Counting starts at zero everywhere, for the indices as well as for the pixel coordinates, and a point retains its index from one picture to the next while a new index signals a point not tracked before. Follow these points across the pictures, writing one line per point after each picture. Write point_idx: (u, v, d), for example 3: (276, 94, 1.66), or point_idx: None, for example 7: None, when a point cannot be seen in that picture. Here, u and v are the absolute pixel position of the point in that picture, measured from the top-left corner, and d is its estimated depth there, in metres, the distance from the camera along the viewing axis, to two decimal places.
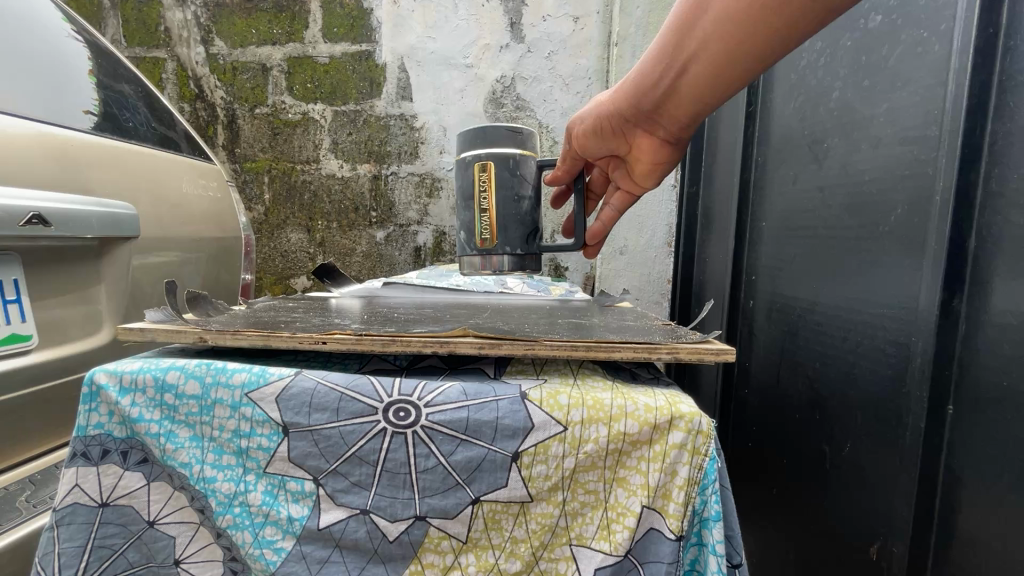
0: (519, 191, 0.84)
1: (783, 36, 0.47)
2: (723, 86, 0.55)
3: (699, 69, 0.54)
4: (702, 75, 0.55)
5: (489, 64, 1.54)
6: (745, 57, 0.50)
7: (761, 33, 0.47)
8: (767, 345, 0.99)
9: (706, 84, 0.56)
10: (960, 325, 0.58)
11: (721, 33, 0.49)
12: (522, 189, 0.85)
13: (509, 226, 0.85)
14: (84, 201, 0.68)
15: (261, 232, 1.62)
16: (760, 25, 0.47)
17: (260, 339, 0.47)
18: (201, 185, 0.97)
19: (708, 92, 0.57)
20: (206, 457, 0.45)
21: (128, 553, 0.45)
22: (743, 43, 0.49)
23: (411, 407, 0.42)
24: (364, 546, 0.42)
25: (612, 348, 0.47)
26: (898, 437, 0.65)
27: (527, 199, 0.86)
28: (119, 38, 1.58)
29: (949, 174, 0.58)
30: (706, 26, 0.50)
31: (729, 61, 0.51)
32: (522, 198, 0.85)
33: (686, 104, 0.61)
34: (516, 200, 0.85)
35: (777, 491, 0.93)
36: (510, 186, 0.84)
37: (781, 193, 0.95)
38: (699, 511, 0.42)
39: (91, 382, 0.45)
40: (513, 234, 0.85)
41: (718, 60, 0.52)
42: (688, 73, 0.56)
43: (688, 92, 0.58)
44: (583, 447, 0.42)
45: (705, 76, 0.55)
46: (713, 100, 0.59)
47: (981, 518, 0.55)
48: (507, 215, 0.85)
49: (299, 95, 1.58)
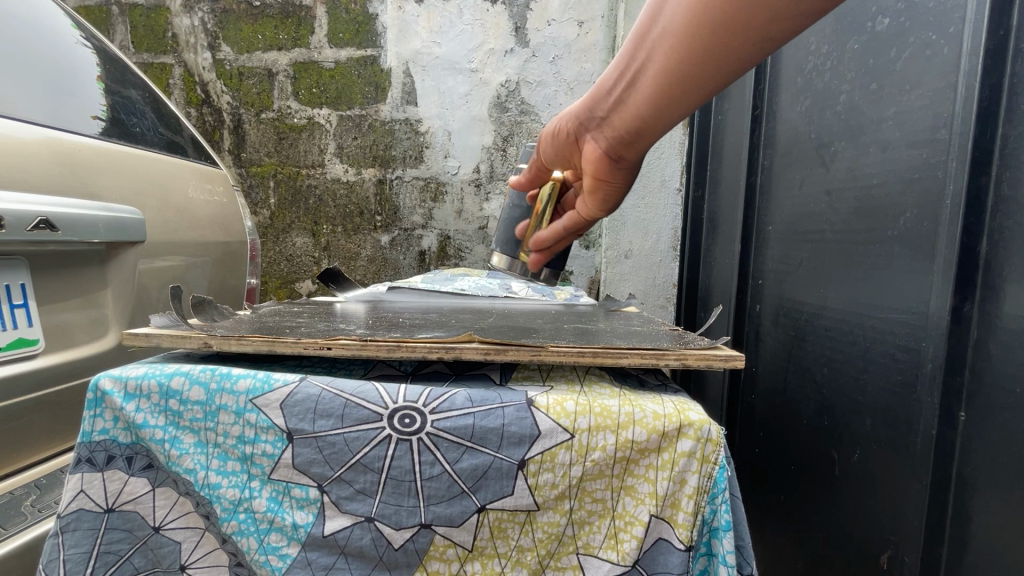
0: (515, 204, 0.77)
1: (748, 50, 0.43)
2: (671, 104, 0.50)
3: (650, 79, 0.49)
4: (652, 87, 0.49)
5: (494, 68, 1.55)
6: (695, 67, 0.45)
7: (712, 42, 0.43)
8: (774, 350, 0.98)
9: (655, 97, 0.50)
10: (972, 330, 0.57)
11: (671, 41, 0.45)
12: (518, 202, 0.77)
13: (501, 232, 0.79)
14: (92, 207, 0.68)
15: (266, 236, 1.62)
16: (707, 32, 0.42)
17: (265, 345, 0.47)
18: (207, 190, 0.97)
19: (656, 112, 0.51)
20: (211, 462, 0.45)
21: (134, 558, 0.45)
22: (691, 54, 0.44)
23: (416, 414, 0.41)
24: (368, 554, 0.42)
25: (619, 354, 0.46)
26: (909, 444, 0.64)
27: (521, 211, 0.76)
28: (128, 44, 1.60)
29: (959, 178, 0.57)
30: (661, 32, 0.46)
31: (678, 73, 0.47)
32: (517, 209, 0.77)
33: (632, 122, 0.53)
34: (512, 207, 0.78)
35: (785, 498, 0.93)
36: (512, 198, 0.78)
37: (788, 197, 0.95)
38: (709, 520, 0.41)
39: (97, 388, 0.45)
40: (500, 239, 0.78)
41: (668, 69, 0.47)
42: (640, 82, 0.51)
43: (637, 105, 0.52)
44: (591, 455, 0.41)
45: (655, 87, 0.49)
46: (658, 122, 0.53)
47: (994, 528, 0.54)
48: (507, 220, 0.79)
49: (304, 99, 1.59)
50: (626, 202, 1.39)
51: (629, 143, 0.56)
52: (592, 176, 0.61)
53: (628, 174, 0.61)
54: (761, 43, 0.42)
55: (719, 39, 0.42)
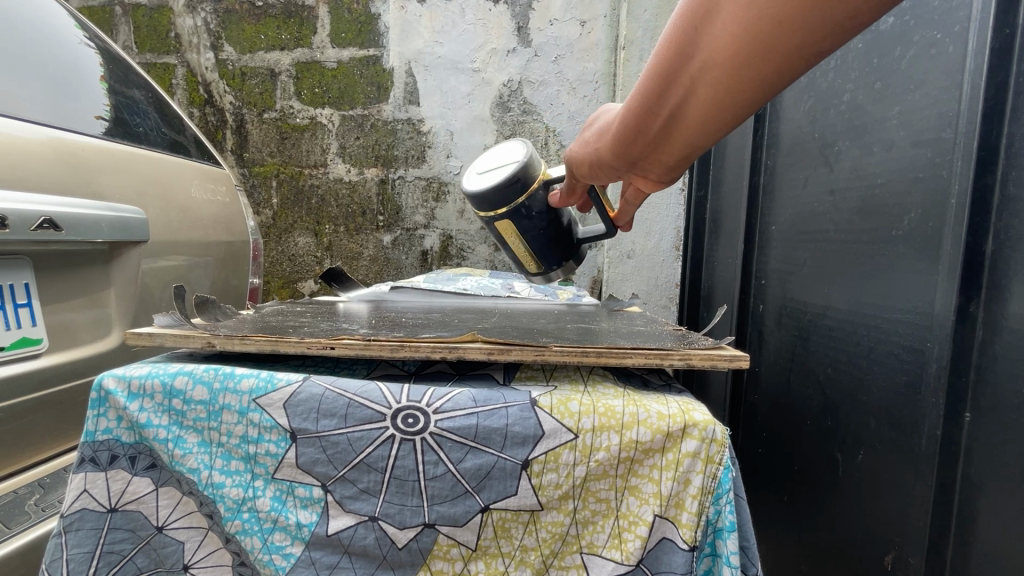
0: (540, 226, 0.76)
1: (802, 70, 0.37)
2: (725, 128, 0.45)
3: (693, 116, 0.44)
4: (698, 125, 0.45)
5: (496, 68, 1.55)
6: (748, 95, 0.40)
7: (767, 69, 0.37)
8: (777, 350, 0.98)
9: (702, 130, 0.45)
10: (977, 331, 0.57)
11: (714, 78, 0.40)
12: (544, 223, 0.76)
13: (546, 254, 0.79)
14: (95, 206, 0.68)
15: (269, 236, 1.63)
16: (758, 65, 0.37)
17: (268, 344, 0.47)
18: (209, 189, 0.97)
19: (709, 136, 0.46)
20: (214, 462, 0.45)
21: (137, 558, 0.45)
22: (744, 83, 0.39)
23: (420, 413, 0.41)
24: (372, 553, 0.42)
25: (623, 353, 0.46)
26: (914, 444, 0.64)
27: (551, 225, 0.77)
28: (131, 45, 1.60)
29: (965, 178, 0.57)
30: (699, 66, 0.40)
31: (726, 108, 0.42)
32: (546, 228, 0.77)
33: (682, 151, 0.50)
34: (540, 234, 0.77)
35: (788, 498, 0.92)
36: (530, 228, 0.76)
37: (792, 197, 0.94)
38: (713, 520, 0.41)
39: (100, 388, 0.45)
40: (552, 256, 0.80)
41: (713, 107, 0.42)
42: (683, 117, 0.45)
43: (684, 139, 0.48)
44: (595, 455, 0.41)
45: (700, 123, 0.44)
46: (713, 142, 0.48)
47: (999, 530, 0.54)
48: (541, 247, 0.78)
49: (307, 99, 1.59)
50: None
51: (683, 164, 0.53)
52: (654, 190, 0.60)
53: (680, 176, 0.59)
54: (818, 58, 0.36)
55: (773, 65, 0.37)
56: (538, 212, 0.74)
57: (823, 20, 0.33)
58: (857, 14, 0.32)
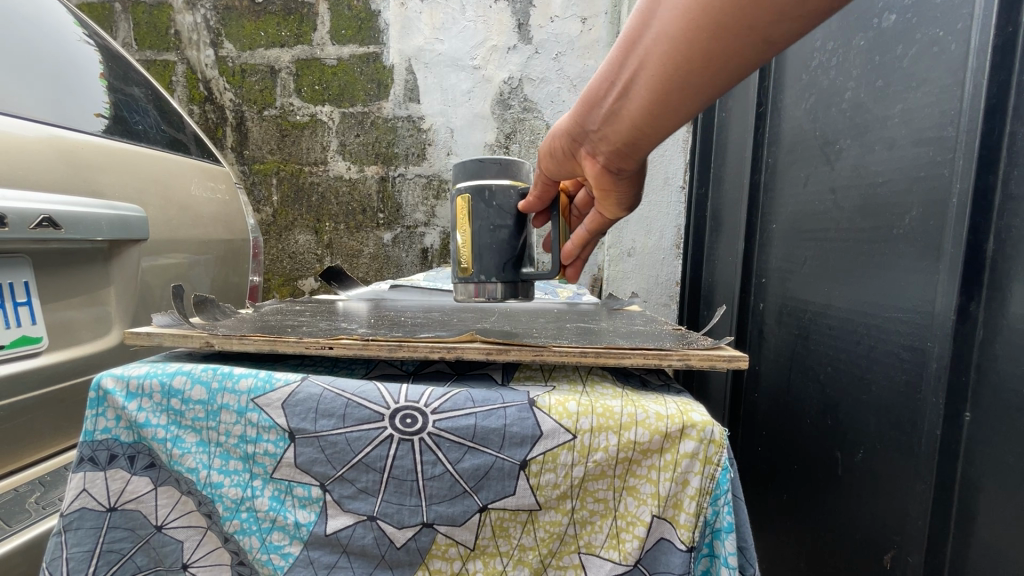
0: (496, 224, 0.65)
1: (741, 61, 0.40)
2: (663, 116, 0.48)
3: (642, 91, 0.47)
4: (643, 102, 0.47)
5: (496, 65, 1.54)
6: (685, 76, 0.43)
7: (701, 55, 0.41)
8: (777, 349, 0.98)
9: (649, 110, 0.48)
10: (978, 330, 0.57)
11: (661, 50, 0.43)
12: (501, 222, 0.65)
13: (485, 257, 0.66)
14: (94, 205, 0.68)
15: (269, 233, 1.62)
16: (699, 45, 0.40)
17: (266, 345, 0.47)
18: (209, 187, 0.97)
19: (651, 123, 0.49)
20: (212, 462, 0.45)
21: (137, 557, 0.45)
22: (687, 60, 0.42)
23: (418, 413, 0.41)
24: (370, 553, 0.42)
25: (622, 354, 0.46)
26: (914, 443, 0.64)
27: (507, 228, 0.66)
28: (130, 42, 1.60)
29: (966, 177, 0.57)
30: (650, 40, 0.44)
31: (669, 85, 0.44)
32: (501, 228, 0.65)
33: (626, 134, 0.52)
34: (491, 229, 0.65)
35: (787, 496, 0.93)
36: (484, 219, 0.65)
37: (792, 195, 0.94)
38: (710, 521, 0.41)
39: (99, 387, 0.44)
40: (489, 263, 0.66)
41: (658, 82, 0.45)
42: (630, 93, 0.48)
43: (629, 118, 0.50)
44: (593, 455, 0.41)
45: (648, 101, 0.47)
46: (661, 130, 0.50)
47: (997, 530, 0.54)
48: (483, 244, 0.66)
49: (307, 97, 1.59)
50: None
51: (628, 154, 0.55)
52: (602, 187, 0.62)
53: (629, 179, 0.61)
54: (762, 49, 0.39)
55: (717, 44, 0.39)
56: (499, 204, 0.65)
57: (758, 10, 0.36)
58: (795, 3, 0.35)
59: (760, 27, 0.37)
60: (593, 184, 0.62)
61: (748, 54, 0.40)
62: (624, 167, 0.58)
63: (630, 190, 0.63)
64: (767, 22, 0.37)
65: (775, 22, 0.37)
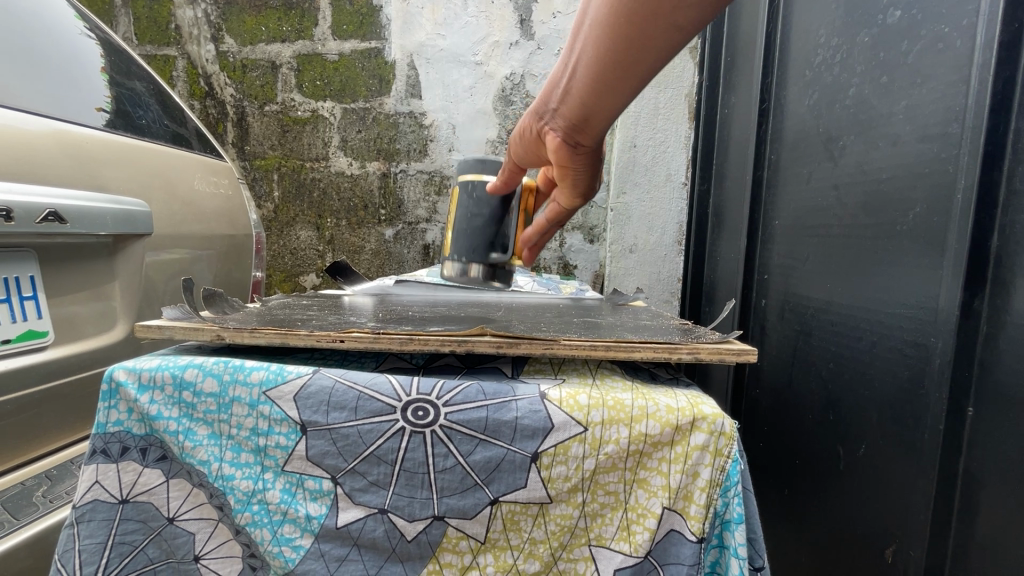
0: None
1: (660, 40, 0.43)
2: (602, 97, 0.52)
3: (583, 73, 0.50)
4: (586, 82, 0.51)
5: (498, 61, 1.54)
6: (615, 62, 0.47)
7: (624, 43, 0.44)
8: (780, 345, 0.98)
9: (592, 89, 0.51)
10: (982, 325, 0.57)
11: (593, 35, 0.46)
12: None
13: (461, 240, 0.82)
14: (99, 199, 0.68)
15: (270, 229, 1.62)
16: (619, 29, 0.44)
17: (277, 338, 0.47)
18: (212, 182, 0.97)
19: (596, 103, 0.53)
20: (224, 454, 0.45)
21: (149, 549, 0.45)
22: (615, 45, 0.45)
23: (430, 406, 0.41)
24: (381, 545, 0.42)
25: (632, 347, 0.46)
26: (916, 437, 0.64)
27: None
28: (131, 36, 1.59)
29: (971, 172, 0.57)
30: (588, 24, 0.47)
31: (605, 66, 0.48)
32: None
33: (577, 111, 0.56)
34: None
35: (788, 491, 0.93)
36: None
37: (795, 191, 0.94)
38: (721, 513, 0.41)
39: (111, 379, 0.45)
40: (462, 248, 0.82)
41: (594, 64, 0.48)
42: (575, 73, 0.52)
43: (577, 96, 0.53)
44: (604, 448, 0.41)
45: (590, 82, 0.51)
46: (606, 109, 0.54)
47: (1000, 522, 0.55)
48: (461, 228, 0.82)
49: (308, 92, 1.58)
50: (632, 196, 1.39)
51: (583, 129, 0.58)
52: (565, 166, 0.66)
53: (589, 160, 0.65)
54: (674, 32, 0.42)
55: (635, 29, 0.43)
56: (479, 193, 0.80)
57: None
58: None
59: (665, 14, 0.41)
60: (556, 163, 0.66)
61: (661, 37, 0.43)
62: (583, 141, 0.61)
63: (587, 168, 0.67)
64: (668, 9, 0.40)
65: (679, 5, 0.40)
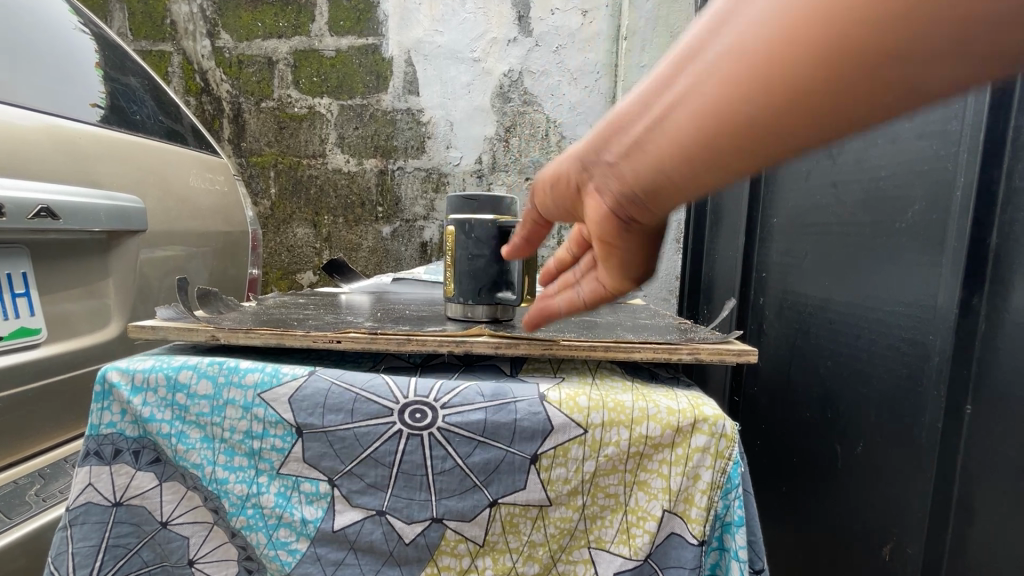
0: (472, 252, 0.55)
1: (857, 113, 0.23)
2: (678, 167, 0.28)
3: (683, 128, 0.27)
4: (691, 137, 0.26)
5: (496, 58, 1.53)
6: (742, 119, 0.25)
7: (792, 98, 0.23)
8: (778, 344, 0.98)
9: (687, 159, 0.27)
10: (980, 324, 0.57)
11: (730, 73, 0.24)
12: (477, 249, 0.55)
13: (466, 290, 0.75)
14: (92, 195, 0.67)
15: (267, 226, 1.61)
16: (790, 74, 0.22)
17: (273, 338, 0.46)
18: (207, 179, 0.96)
19: (687, 180, 0.29)
20: (218, 458, 0.44)
21: (143, 552, 0.45)
22: (768, 100, 0.23)
23: (428, 408, 0.41)
24: (379, 548, 0.42)
25: (631, 348, 0.45)
26: (915, 437, 0.64)
27: (484, 258, 0.55)
28: (126, 31, 1.58)
29: (971, 170, 0.57)
30: (721, 53, 0.24)
31: (728, 129, 0.25)
32: (477, 257, 0.55)
33: (653, 179, 0.29)
34: (467, 259, 0.56)
35: (786, 490, 0.93)
36: (461, 247, 0.56)
37: (794, 189, 0.94)
38: (721, 515, 0.41)
39: (103, 381, 0.44)
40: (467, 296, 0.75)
41: (716, 120, 0.25)
42: (669, 120, 0.27)
43: (668, 153, 0.28)
44: (604, 450, 0.41)
45: (687, 147, 0.27)
46: (702, 187, 0.29)
47: (997, 522, 0.55)
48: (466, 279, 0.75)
49: (305, 88, 1.57)
50: None
51: (656, 203, 0.31)
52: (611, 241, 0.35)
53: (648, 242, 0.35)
54: (899, 99, 0.22)
55: (835, 74, 0.22)
56: None
57: (915, 30, 0.20)
58: (969, 37, 0.19)
59: (907, 59, 0.20)
60: (596, 235, 0.35)
61: (854, 112, 0.23)
62: (648, 214, 0.32)
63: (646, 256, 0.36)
64: (930, 40, 0.20)
65: (944, 46, 0.20)
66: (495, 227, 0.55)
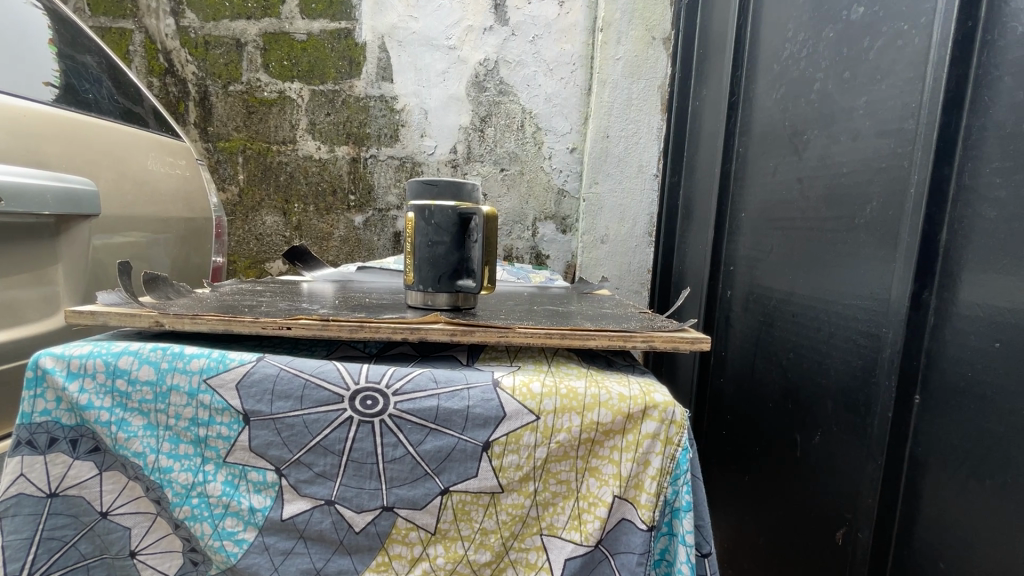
0: (431, 239, 0.55)
1: None
2: None
3: None
4: None
5: (472, 46, 1.51)
6: None
7: None
8: (744, 336, 1.00)
9: None
10: (930, 316, 0.59)
11: None
12: (437, 236, 0.55)
13: None
14: (39, 176, 0.64)
15: (235, 214, 1.57)
16: None
17: (220, 323, 0.45)
18: (168, 163, 0.93)
19: None
20: (161, 446, 0.43)
21: (80, 545, 0.44)
22: None
23: (379, 395, 0.40)
24: (328, 537, 0.41)
25: (587, 335, 0.46)
26: (867, 426, 0.66)
27: (444, 245, 0.55)
28: (83, 7, 1.51)
29: (925, 167, 0.58)
30: None
31: None
32: (437, 244, 0.55)
33: None
34: (427, 245, 0.55)
35: (749, 479, 0.95)
36: (421, 233, 0.55)
37: (761, 184, 0.96)
38: (670, 501, 0.41)
39: (36, 366, 0.42)
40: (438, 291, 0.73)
41: None
42: None
43: None
44: (556, 436, 0.41)
45: None
46: None
47: (942, 505, 0.57)
48: None
49: (275, 73, 1.53)
50: (605, 186, 1.37)
51: None
52: None
53: None
54: None
55: None
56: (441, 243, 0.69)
57: None
58: None
59: None
60: None
61: None
62: None
63: None
64: None
65: None
66: (456, 214, 0.55)
